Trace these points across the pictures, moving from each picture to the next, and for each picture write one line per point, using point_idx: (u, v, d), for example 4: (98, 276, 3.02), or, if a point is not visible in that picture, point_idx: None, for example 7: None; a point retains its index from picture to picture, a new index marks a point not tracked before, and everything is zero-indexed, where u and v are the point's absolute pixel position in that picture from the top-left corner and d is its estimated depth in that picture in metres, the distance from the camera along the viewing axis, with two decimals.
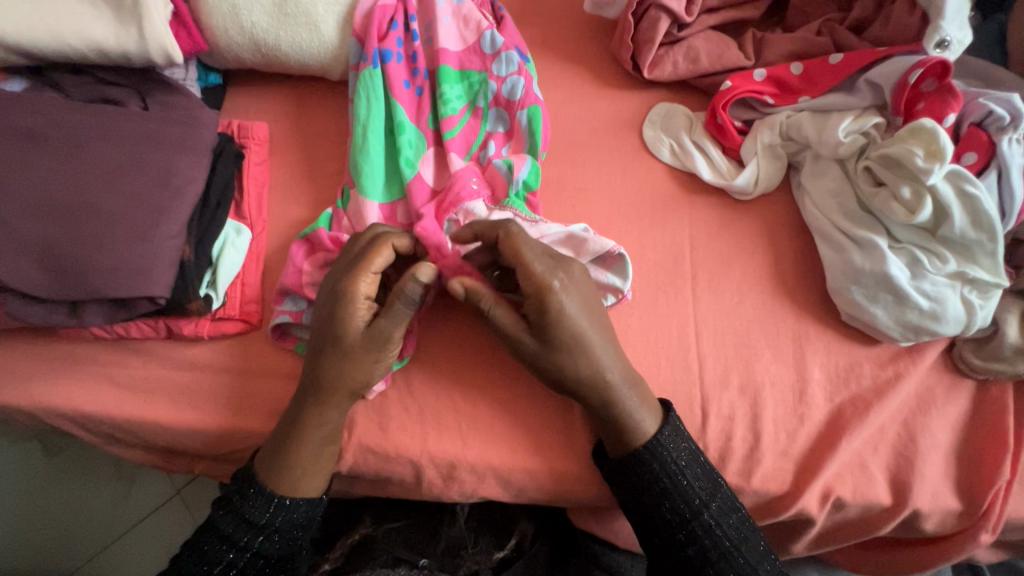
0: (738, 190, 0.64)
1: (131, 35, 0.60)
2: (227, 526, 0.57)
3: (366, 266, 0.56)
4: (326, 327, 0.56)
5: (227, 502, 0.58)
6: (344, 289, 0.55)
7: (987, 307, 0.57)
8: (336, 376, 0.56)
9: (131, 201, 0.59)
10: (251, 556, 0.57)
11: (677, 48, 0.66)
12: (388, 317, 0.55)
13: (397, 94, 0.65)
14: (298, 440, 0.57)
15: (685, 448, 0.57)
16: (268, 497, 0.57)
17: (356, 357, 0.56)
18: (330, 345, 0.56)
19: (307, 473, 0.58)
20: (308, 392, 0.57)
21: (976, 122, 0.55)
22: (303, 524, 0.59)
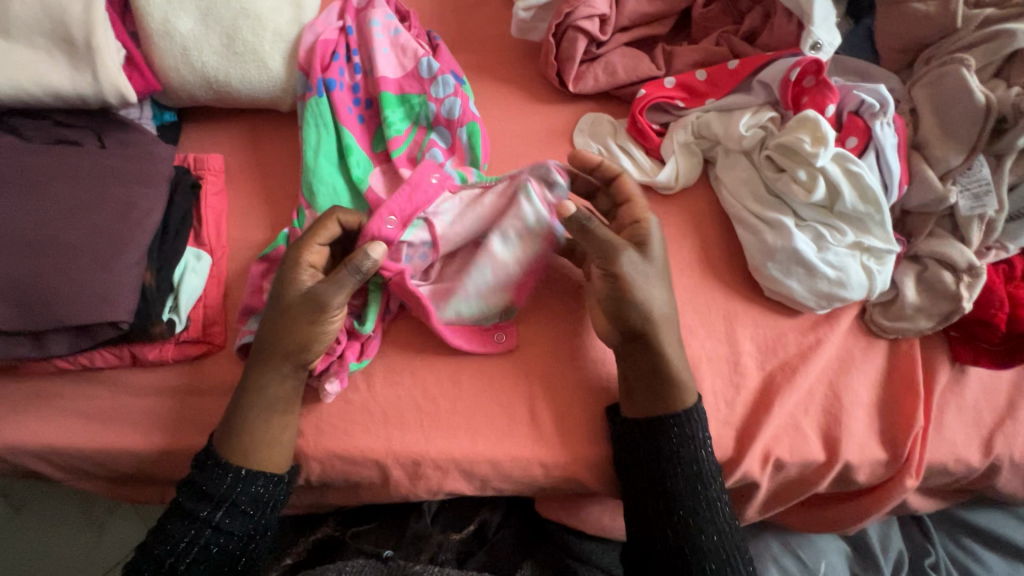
0: (662, 186, 0.70)
1: (86, 79, 0.64)
2: (190, 504, 0.59)
3: (313, 237, 0.63)
4: (274, 292, 0.62)
5: (188, 483, 0.60)
6: (292, 257, 0.62)
7: (884, 271, 0.64)
8: (279, 335, 0.61)
9: (92, 233, 0.62)
10: (211, 531, 0.59)
11: (597, 64, 0.74)
12: (328, 281, 0.60)
13: (344, 119, 0.71)
14: (244, 400, 0.61)
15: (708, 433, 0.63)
16: (226, 468, 0.60)
17: (294, 317, 0.61)
18: (275, 308, 0.62)
19: (259, 441, 0.61)
20: (254, 354, 0.62)
21: (852, 111, 0.64)
22: (262, 499, 0.61)
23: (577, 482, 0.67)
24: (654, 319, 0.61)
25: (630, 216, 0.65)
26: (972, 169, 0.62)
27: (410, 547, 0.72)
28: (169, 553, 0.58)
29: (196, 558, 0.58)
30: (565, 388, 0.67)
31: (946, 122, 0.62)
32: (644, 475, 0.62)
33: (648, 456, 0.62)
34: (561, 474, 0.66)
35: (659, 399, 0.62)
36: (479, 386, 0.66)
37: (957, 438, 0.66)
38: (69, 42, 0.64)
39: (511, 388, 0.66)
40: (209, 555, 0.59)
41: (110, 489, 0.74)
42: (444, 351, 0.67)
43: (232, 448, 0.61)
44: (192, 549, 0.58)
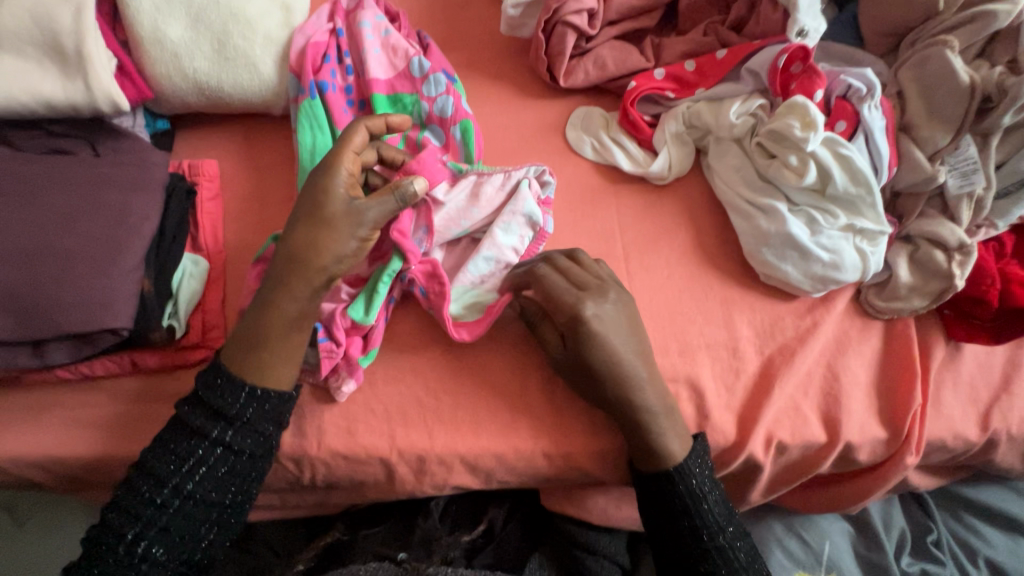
0: (655, 176, 0.71)
1: (76, 87, 0.64)
2: (196, 423, 0.58)
3: (348, 143, 0.62)
4: (311, 198, 0.59)
5: (193, 399, 0.59)
6: (332, 164, 0.60)
7: (877, 252, 0.65)
8: (312, 245, 0.59)
9: (88, 241, 0.62)
10: (221, 450, 0.58)
11: (586, 58, 0.75)
12: (375, 199, 0.60)
13: (339, 121, 0.71)
14: (266, 313, 0.59)
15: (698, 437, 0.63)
16: (239, 386, 0.58)
17: (334, 225, 0.59)
18: (312, 216, 0.59)
19: (275, 355, 0.60)
20: (281, 264, 0.60)
21: (840, 96, 0.65)
22: (273, 418, 0.60)
23: (581, 472, 0.67)
24: (631, 379, 0.60)
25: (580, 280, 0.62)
26: (959, 149, 0.63)
27: (421, 548, 0.71)
28: (173, 472, 0.57)
29: (204, 477, 0.57)
30: None
31: (933, 104, 0.63)
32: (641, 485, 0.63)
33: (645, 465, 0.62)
34: (565, 465, 0.66)
35: (648, 452, 0.61)
36: (481, 381, 0.67)
37: (954, 415, 0.67)
38: (59, 51, 0.64)
39: (512, 382, 0.67)
40: (217, 476, 0.58)
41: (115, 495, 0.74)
42: (445, 347, 0.68)
43: (249, 363, 0.59)
44: (198, 468, 0.57)
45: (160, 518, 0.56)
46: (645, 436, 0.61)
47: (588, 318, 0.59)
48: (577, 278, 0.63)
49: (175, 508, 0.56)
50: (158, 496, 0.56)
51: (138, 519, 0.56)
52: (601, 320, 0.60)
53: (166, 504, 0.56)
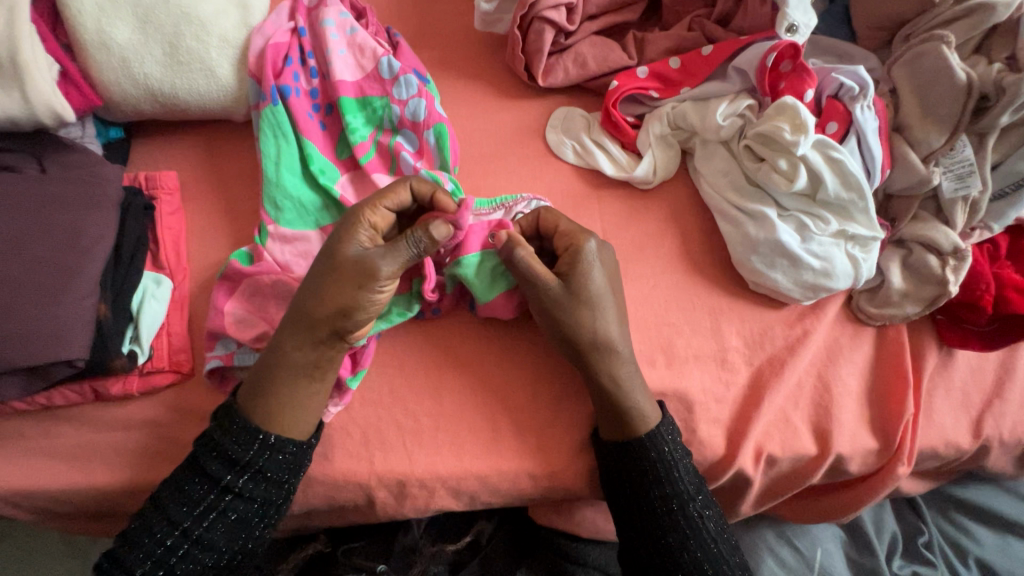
0: (640, 180, 0.68)
1: (14, 100, 0.59)
2: (210, 466, 0.56)
3: (380, 199, 0.59)
4: (327, 248, 0.57)
5: (209, 440, 0.57)
6: (355, 213, 0.58)
7: (869, 258, 0.62)
8: (319, 297, 0.56)
9: (37, 267, 0.58)
10: (232, 496, 0.56)
11: (566, 55, 0.71)
12: (387, 251, 0.57)
13: (304, 128, 0.67)
14: (275, 363, 0.57)
15: (681, 443, 0.61)
16: (253, 433, 0.57)
17: (343, 277, 0.56)
18: (324, 265, 0.57)
19: (282, 406, 0.58)
20: (293, 314, 0.57)
21: (832, 95, 0.61)
22: (289, 466, 0.58)
23: (568, 491, 0.65)
24: (604, 343, 0.59)
25: (566, 241, 0.60)
26: (954, 150, 0.60)
27: (400, 562, 0.71)
28: (184, 514, 0.55)
29: (214, 523, 0.56)
30: (550, 396, 0.65)
31: (928, 103, 0.61)
32: (625, 500, 0.61)
33: (626, 477, 0.60)
34: (551, 484, 0.64)
35: (617, 423, 0.60)
36: (461, 401, 0.64)
37: (946, 422, 0.65)
38: None
39: (493, 400, 0.64)
40: (225, 524, 0.56)
41: (83, 525, 0.71)
42: (421, 366, 0.65)
43: (258, 407, 0.58)
44: (209, 513, 0.56)
45: (166, 563, 0.54)
46: (619, 407, 0.60)
47: (587, 256, 0.59)
48: (563, 238, 0.61)
49: (182, 552, 0.55)
50: (167, 539, 0.55)
51: (146, 559, 0.54)
52: (585, 281, 0.59)
53: (174, 547, 0.55)
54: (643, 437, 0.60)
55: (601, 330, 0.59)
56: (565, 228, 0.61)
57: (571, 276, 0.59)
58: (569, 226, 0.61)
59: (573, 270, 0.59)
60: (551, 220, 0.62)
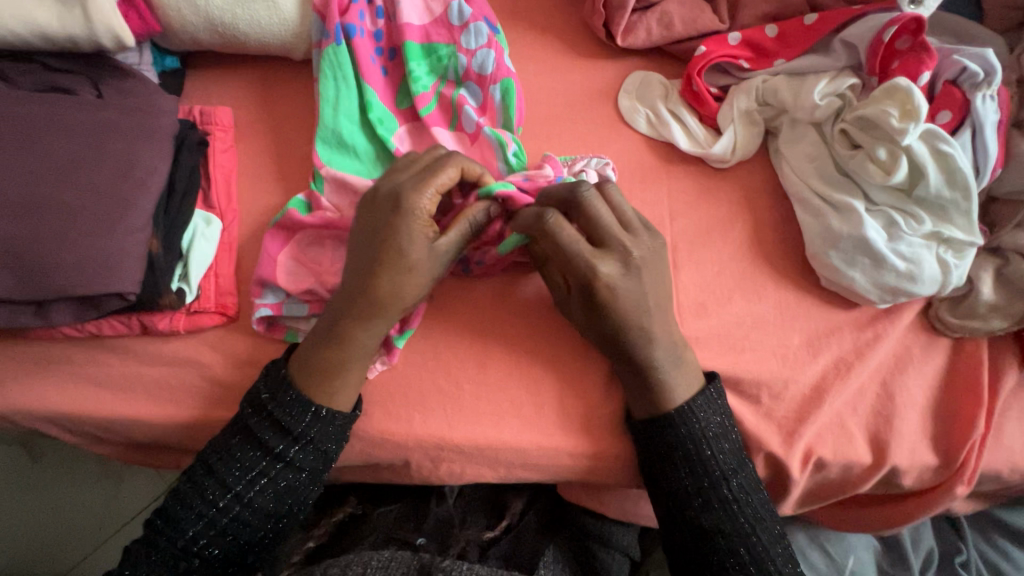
0: (716, 158, 0.63)
1: (75, 17, 0.56)
2: (263, 434, 0.56)
3: (434, 184, 0.55)
4: (389, 241, 0.55)
5: (261, 408, 0.57)
6: (412, 204, 0.54)
7: (962, 266, 0.57)
8: (391, 289, 0.55)
9: (92, 195, 0.57)
10: (283, 465, 0.56)
11: (650, 14, 0.65)
12: (454, 238, 0.56)
13: (366, 71, 0.64)
14: (344, 350, 0.57)
15: (722, 420, 0.58)
16: (304, 405, 0.56)
17: (414, 270, 0.55)
18: (392, 259, 0.55)
19: (340, 383, 0.57)
20: (354, 302, 0.56)
21: (950, 80, 0.55)
22: (337, 439, 0.58)
23: (603, 473, 0.64)
24: (643, 329, 0.56)
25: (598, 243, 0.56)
26: None
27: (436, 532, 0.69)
28: (236, 479, 0.55)
29: (264, 488, 0.56)
30: (602, 378, 0.63)
31: None
32: (656, 480, 0.59)
33: (657, 457, 0.58)
34: (589, 465, 0.63)
35: (649, 398, 0.58)
36: (505, 372, 0.62)
37: (1015, 446, 0.61)
38: None
39: (538, 375, 0.62)
40: (274, 492, 0.56)
41: (122, 452, 0.72)
42: (466, 332, 0.63)
43: (319, 388, 0.57)
44: (260, 478, 0.56)
45: (219, 524, 0.55)
46: (651, 378, 0.57)
47: (616, 271, 0.55)
48: (575, 259, 0.55)
49: (233, 514, 0.55)
50: (219, 500, 0.55)
51: (199, 517, 0.55)
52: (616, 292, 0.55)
53: (226, 509, 0.55)
54: (672, 414, 0.57)
55: (647, 329, 0.56)
56: (601, 220, 0.56)
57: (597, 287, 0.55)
58: (604, 216, 0.56)
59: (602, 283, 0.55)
60: (586, 209, 0.56)
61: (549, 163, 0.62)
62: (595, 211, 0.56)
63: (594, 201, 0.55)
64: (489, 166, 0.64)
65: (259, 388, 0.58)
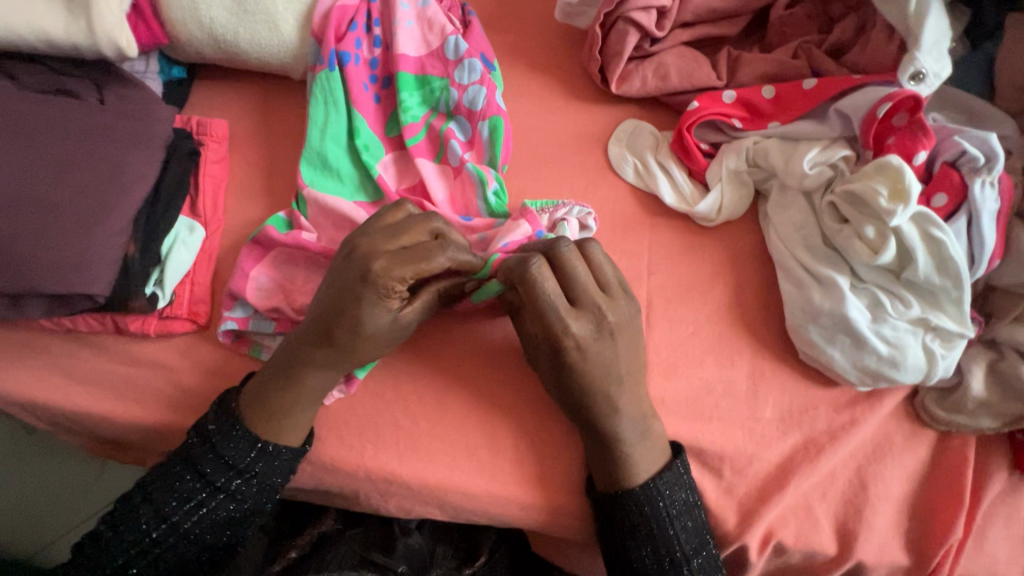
0: (701, 217, 0.61)
1: (80, 27, 0.59)
2: (205, 466, 0.56)
3: (417, 265, 0.53)
4: (354, 308, 0.53)
5: (206, 440, 0.57)
6: (386, 279, 0.52)
7: (949, 357, 0.54)
8: (348, 350, 0.55)
9: (76, 196, 0.59)
10: (224, 497, 0.57)
11: (647, 63, 0.64)
12: (420, 312, 0.56)
13: (357, 98, 0.65)
14: (296, 396, 0.57)
15: (683, 497, 0.56)
16: (251, 441, 0.57)
17: (373, 338, 0.55)
18: (353, 325, 0.54)
19: (286, 425, 0.57)
20: (314, 355, 0.56)
21: (949, 161, 0.52)
22: (284, 473, 0.58)
23: (553, 528, 0.62)
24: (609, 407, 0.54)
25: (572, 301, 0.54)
26: None
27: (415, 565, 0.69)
28: (174, 509, 0.56)
29: (202, 518, 0.56)
30: (559, 428, 0.61)
31: None
32: (613, 553, 0.57)
33: (615, 533, 0.56)
34: (538, 518, 0.61)
35: (610, 471, 0.55)
36: (462, 413, 0.61)
37: (998, 556, 0.57)
38: None
39: (495, 419, 0.61)
40: (212, 523, 0.57)
41: (88, 444, 0.73)
42: (430, 370, 0.62)
43: (267, 427, 0.57)
44: (198, 509, 0.56)
45: (151, 554, 0.56)
46: (610, 448, 0.55)
47: (587, 338, 0.54)
48: (548, 316, 0.53)
49: (168, 543, 0.56)
50: (154, 530, 0.56)
51: (131, 544, 0.55)
52: (583, 362, 0.54)
53: (160, 538, 0.56)
54: (636, 492, 0.55)
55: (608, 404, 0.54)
56: (578, 279, 0.54)
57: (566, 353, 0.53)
58: (582, 275, 0.54)
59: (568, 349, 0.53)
60: (565, 268, 0.54)
61: (528, 216, 0.60)
62: (573, 270, 0.54)
63: (574, 261, 0.54)
64: (470, 201, 0.63)
65: (206, 417, 0.58)
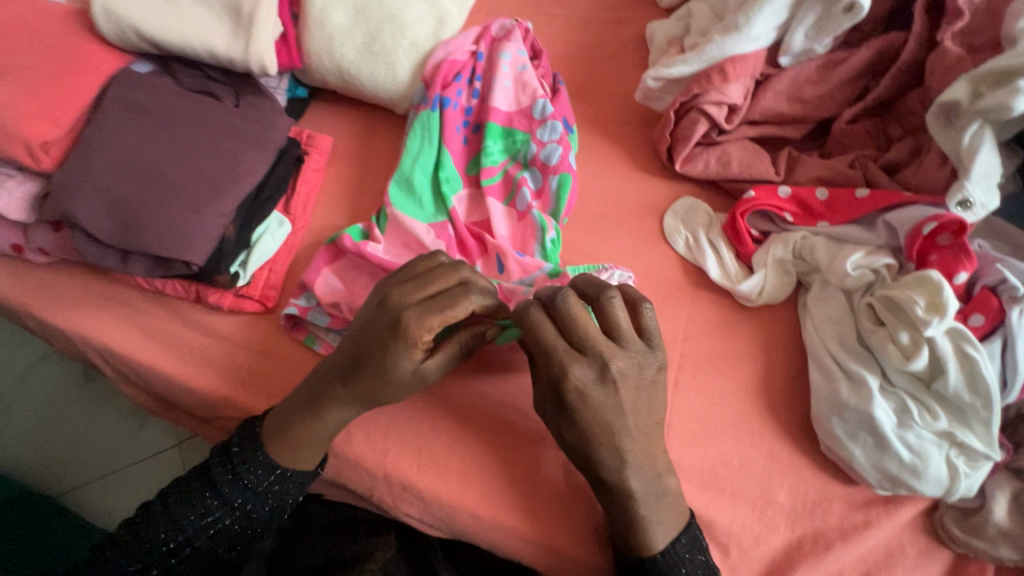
0: (742, 295, 0.65)
1: (239, 44, 0.70)
2: (225, 486, 0.60)
3: (445, 317, 0.55)
4: (381, 353, 0.56)
5: (228, 460, 0.61)
6: (416, 331, 0.55)
7: (973, 476, 0.54)
8: (370, 392, 0.58)
9: (196, 178, 0.68)
10: (239, 515, 0.61)
11: (712, 150, 0.70)
12: (443, 365, 0.58)
13: (448, 138, 0.73)
14: (313, 428, 0.59)
15: (703, 562, 0.55)
16: (270, 467, 0.61)
17: (396, 384, 0.57)
18: (378, 369, 0.56)
19: (300, 452, 0.60)
20: (336, 391, 0.59)
21: (989, 286, 0.55)
22: (296, 492, 0.63)
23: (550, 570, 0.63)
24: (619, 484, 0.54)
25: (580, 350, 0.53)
26: None
27: None
28: (190, 523, 0.59)
29: (214, 533, 0.60)
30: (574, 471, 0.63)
31: None
32: None
33: None
34: (537, 556, 0.62)
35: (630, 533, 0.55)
36: (485, 436, 0.64)
37: None
38: (236, 11, 0.71)
39: (515, 449, 0.64)
40: (224, 537, 0.61)
41: (141, 399, 0.80)
42: (464, 392, 0.66)
43: (283, 453, 0.60)
44: (213, 525, 0.60)
45: (165, 563, 0.59)
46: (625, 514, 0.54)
47: (594, 391, 0.53)
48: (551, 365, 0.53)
49: (180, 555, 0.60)
50: (169, 542, 0.59)
51: (145, 556, 0.59)
52: (593, 417, 0.53)
53: (174, 550, 0.59)
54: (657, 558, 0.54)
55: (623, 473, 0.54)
56: (583, 328, 0.53)
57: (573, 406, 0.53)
58: (587, 324, 0.53)
59: (573, 403, 0.53)
60: (568, 319, 0.53)
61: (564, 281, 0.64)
62: (577, 320, 0.53)
63: (576, 313, 0.53)
64: (528, 243, 0.69)
65: (231, 439, 0.62)
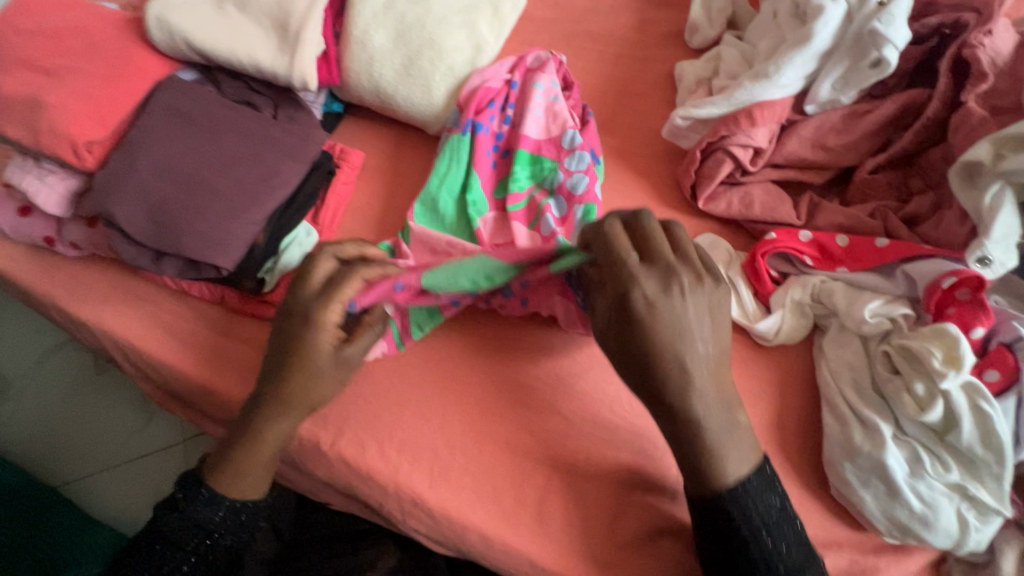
0: (759, 334, 0.66)
1: (284, 60, 0.73)
2: (174, 533, 0.58)
3: (336, 296, 0.57)
4: (301, 351, 0.57)
5: (174, 507, 0.60)
6: (316, 316, 0.57)
7: (983, 531, 0.54)
8: (301, 391, 0.59)
9: (234, 186, 0.70)
10: (196, 560, 0.58)
11: (734, 190, 0.72)
12: (360, 346, 0.60)
13: (477, 162, 0.75)
14: (257, 446, 0.60)
15: (773, 495, 0.54)
16: (217, 500, 0.60)
17: (323, 377, 0.59)
18: (302, 368, 0.58)
19: (239, 474, 0.60)
20: (272, 404, 0.59)
21: (1005, 343, 0.57)
22: (251, 520, 0.62)
23: None
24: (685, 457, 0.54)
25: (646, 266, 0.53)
26: None
27: None
28: None
29: None
30: (584, 498, 0.63)
31: None
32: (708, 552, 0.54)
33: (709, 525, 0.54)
34: None
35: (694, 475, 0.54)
36: (496, 457, 0.65)
37: None
38: (283, 29, 0.74)
39: (526, 472, 0.64)
40: None
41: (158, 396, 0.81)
42: (479, 412, 0.67)
43: (223, 480, 0.60)
44: None
45: None
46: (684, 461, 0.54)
47: (665, 296, 0.52)
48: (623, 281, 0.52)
49: None
50: None
51: None
52: (665, 329, 0.52)
53: None
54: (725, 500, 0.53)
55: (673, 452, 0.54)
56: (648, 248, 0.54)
57: (646, 316, 0.51)
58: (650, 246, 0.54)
59: (644, 326, 0.51)
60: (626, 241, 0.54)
61: None
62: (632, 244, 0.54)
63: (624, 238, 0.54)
64: None
65: (173, 491, 0.61)
